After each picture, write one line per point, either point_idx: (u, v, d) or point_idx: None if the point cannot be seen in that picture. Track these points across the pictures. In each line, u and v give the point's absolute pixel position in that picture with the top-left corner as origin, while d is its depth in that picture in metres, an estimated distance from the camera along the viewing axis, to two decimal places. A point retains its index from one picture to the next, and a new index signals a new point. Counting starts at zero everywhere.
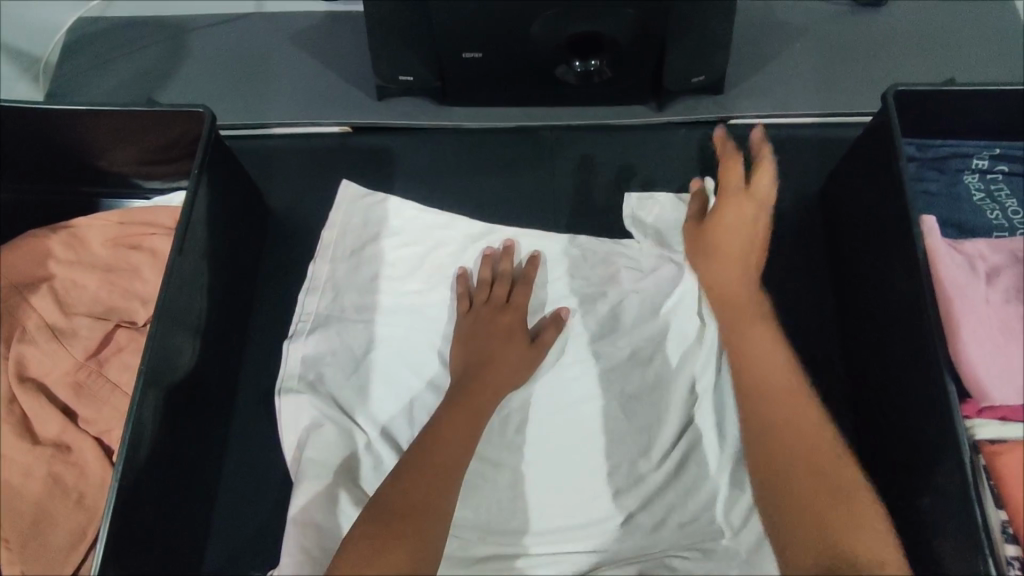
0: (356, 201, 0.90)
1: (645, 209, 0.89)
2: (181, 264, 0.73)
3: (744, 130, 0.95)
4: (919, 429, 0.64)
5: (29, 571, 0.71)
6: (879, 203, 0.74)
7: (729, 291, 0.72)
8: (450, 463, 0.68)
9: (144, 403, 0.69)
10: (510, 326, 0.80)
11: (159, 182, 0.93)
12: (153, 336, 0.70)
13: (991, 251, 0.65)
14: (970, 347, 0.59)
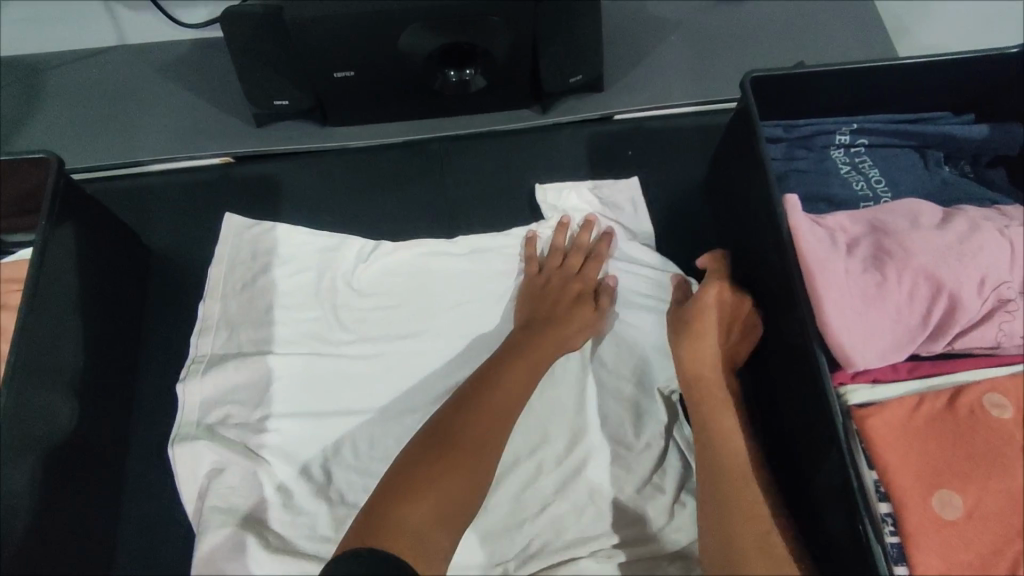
0: (242, 232, 0.87)
1: (564, 198, 0.89)
2: (36, 321, 0.69)
3: (630, 124, 0.97)
4: (804, 402, 0.66)
5: None
6: (751, 186, 0.76)
7: (705, 371, 0.74)
8: (500, 424, 0.67)
9: (12, 471, 0.65)
10: (588, 293, 0.81)
11: (25, 235, 0.87)
12: (6, 401, 0.65)
13: (850, 222, 0.68)
14: (833, 316, 0.62)
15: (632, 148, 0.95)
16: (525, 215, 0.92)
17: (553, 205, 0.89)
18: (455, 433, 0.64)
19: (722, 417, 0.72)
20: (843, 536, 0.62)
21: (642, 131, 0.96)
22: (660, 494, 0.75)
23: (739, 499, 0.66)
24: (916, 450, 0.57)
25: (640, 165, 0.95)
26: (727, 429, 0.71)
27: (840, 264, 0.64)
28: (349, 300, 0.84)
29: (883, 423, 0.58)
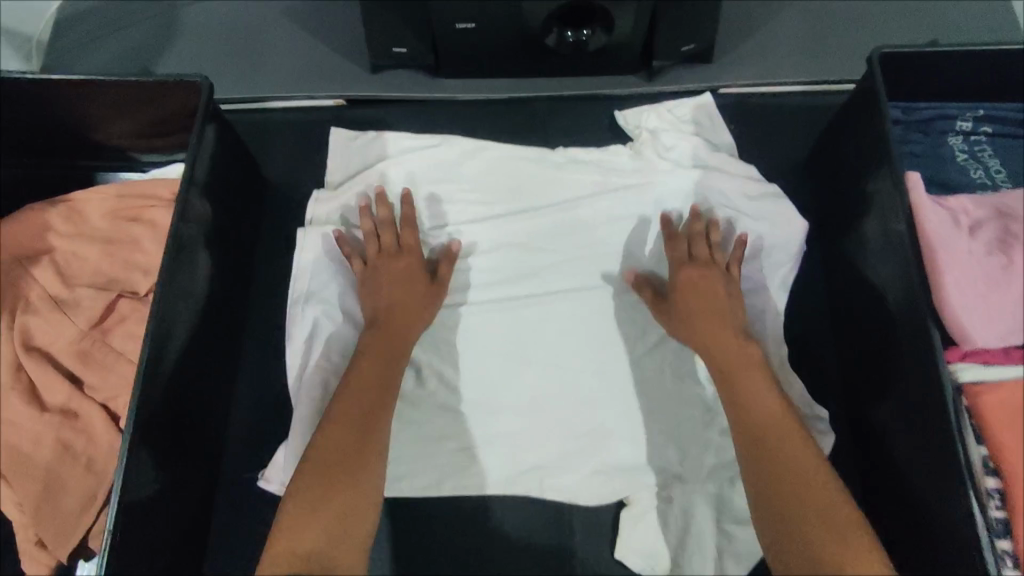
0: (348, 145, 0.93)
1: (642, 118, 0.93)
2: (182, 230, 0.74)
3: (734, 98, 0.97)
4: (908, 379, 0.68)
5: (42, 532, 0.71)
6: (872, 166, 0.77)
7: (708, 336, 0.76)
8: (377, 404, 0.73)
9: (155, 366, 0.71)
10: (400, 274, 0.81)
11: (157, 155, 0.93)
12: (156, 301, 0.70)
13: (973, 205, 0.66)
14: (954, 295, 0.61)
15: (734, 122, 0.96)
16: None
17: (635, 125, 0.93)
18: (325, 435, 0.69)
19: (740, 388, 0.73)
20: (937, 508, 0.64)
21: (745, 106, 0.97)
22: None
23: (785, 459, 0.66)
24: None
25: (740, 139, 0.95)
26: (749, 398, 0.72)
27: (961, 245, 0.63)
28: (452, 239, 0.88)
29: (995, 400, 0.58)
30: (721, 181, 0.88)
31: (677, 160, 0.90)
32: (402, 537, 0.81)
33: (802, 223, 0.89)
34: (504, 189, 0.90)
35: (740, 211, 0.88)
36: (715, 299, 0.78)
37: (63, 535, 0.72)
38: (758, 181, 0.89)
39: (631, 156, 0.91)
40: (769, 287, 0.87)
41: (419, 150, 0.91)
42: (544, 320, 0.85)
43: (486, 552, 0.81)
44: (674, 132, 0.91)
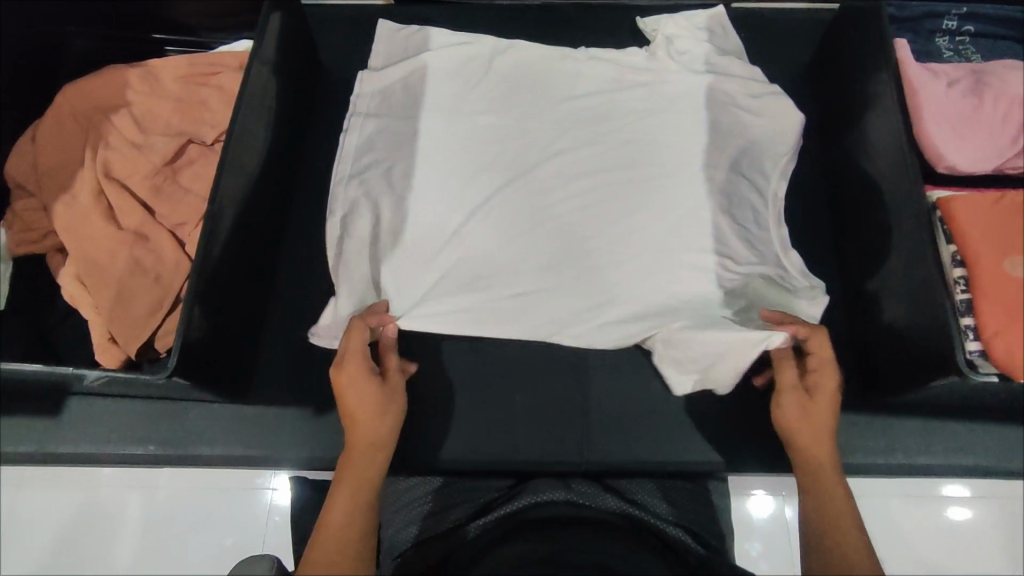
0: (392, 35, 0.98)
1: (661, 24, 0.98)
2: (261, 60, 0.84)
3: (746, 11, 1.06)
4: (881, 218, 0.79)
5: (115, 330, 0.80)
6: (877, 47, 0.84)
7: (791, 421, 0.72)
8: (365, 502, 0.65)
9: (236, 168, 0.79)
10: (349, 398, 0.69)
11: (223, 36, 1.04)
12: (240, 108, 0.79)
13: (953, 68, 0.76)
14: (930, 127, 0.72)
15: (745, 29, 1.05)
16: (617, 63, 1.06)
17: (652, 30, 0.99)
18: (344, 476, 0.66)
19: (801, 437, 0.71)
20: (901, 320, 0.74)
21: (754, 17, 1.06)
22: (771, 295, 0.85)
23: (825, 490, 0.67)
24: (1002, 221, 0.63)
25: (749, 45, 1.05)
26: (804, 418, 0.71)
27: (941, 90, 0.73)
28: (486, 111, 0.92)
29: (966, 206, 0.65)
30: (726, 80, 0.93)
31: (689, 64, 0.94)
32: (431, 367, 0.88)
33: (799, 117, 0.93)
34: (537, 77, 0.95)
35: (740, 110, 0.92)
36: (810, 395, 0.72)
37: (132, 334, 0.80)
38: (761, 83, 0.94)
39: (646, 58, 0.95)
40: (767, 171, 0.91)
41: (460, 40, 0.96)
42: (566, 194, 0.88)
43: (512, 384, 0.87)
44: (692, 39, 0.95)
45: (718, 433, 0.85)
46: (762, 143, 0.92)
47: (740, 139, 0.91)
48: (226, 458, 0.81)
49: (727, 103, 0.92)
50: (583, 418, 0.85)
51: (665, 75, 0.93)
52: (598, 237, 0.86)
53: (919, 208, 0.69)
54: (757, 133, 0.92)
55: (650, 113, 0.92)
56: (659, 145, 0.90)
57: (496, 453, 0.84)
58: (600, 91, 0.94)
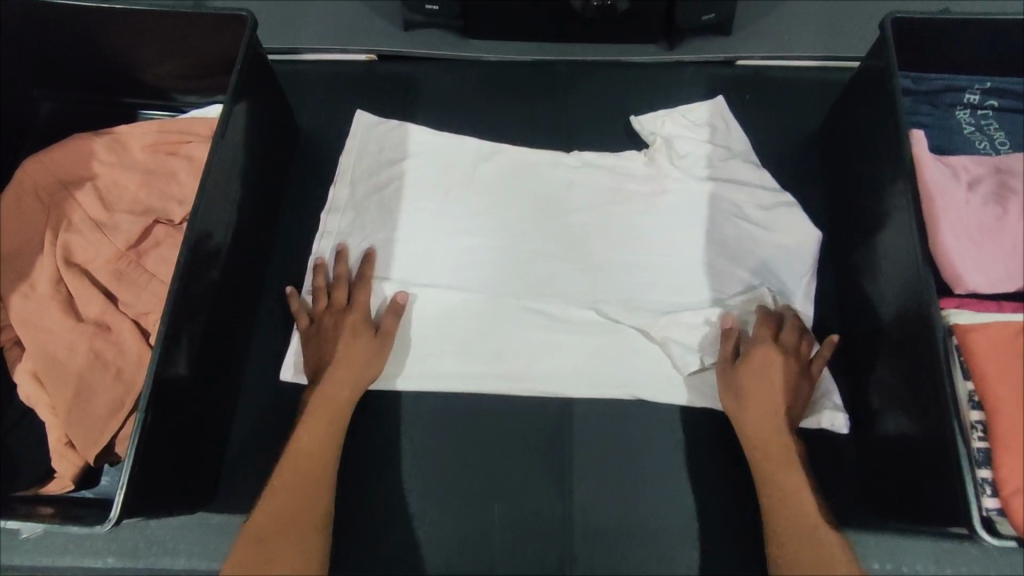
0: (371, 129, 0.95)
1: (659, 124, 0.93)
2: (221, 150, 0.79)
3: (750, 71, 1.00)
4: (898, 330, 0.73)
5: (72, 433, 0.76)
6: (890, 141, 0.77)
7: (751, 394, 0.75)
8: (316, 472, 0.74)
9: (194, 272, 0.76)
10: (341, 342, 0.79)
11: (195, 97, 0.98)
12: (195, 211, 0.75)
13: (974, 163, 0.70)
14: (947, 245, 0.65)
15: (749, 92, 0.99)
16: (617, 126, 0.98)
17: (650, 132, 0.94)
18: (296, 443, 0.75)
19: (754, 421, 0.75)
20: (917, 448, 0.68)
21: (759, 78, 1.00)
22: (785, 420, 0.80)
23: (788, 486, 0.73)
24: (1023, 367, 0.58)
25: (755, 109, 0.99)
26: (757, 400, 0.75)
27: (960, 196, 0.67)
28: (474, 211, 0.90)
29: (984, 339, 0.60)
30: (730, 188, 0.89)
31: (691, 167, 0.91)
32: (407, 468, 0.82)
33: (815, 232, 0.88)
34: (525, 171, 0.93)
35: (751, 225, 0.88)
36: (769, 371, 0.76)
37: (91, 437, 0.76)
38: (773, 192, 0.90)
39: (644, 162, 0.92)
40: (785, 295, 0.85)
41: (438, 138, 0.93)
42: (556, 318, 0.85)
43: (491, 490, 0.81)
44: (690, 138, 0.92)
45: (711, 546, 0.79)
46: (777, 262, 0.87)
47: (747, 259, 0.87)
48: (185, 570, 0.79)
49: (737, 211, 0.89)
50: (565, 525, 0.80)
51: (649, 170, 0.92)
52: (587, 351, 0.84)
53: (925, 334, 0.65)
54: (771, 249, 0.87)
55: (642, 211, 0.90)
56: (654, 264, 0.88)
57: (475, 563, 0.79)
58: (587, 198, 0.91)
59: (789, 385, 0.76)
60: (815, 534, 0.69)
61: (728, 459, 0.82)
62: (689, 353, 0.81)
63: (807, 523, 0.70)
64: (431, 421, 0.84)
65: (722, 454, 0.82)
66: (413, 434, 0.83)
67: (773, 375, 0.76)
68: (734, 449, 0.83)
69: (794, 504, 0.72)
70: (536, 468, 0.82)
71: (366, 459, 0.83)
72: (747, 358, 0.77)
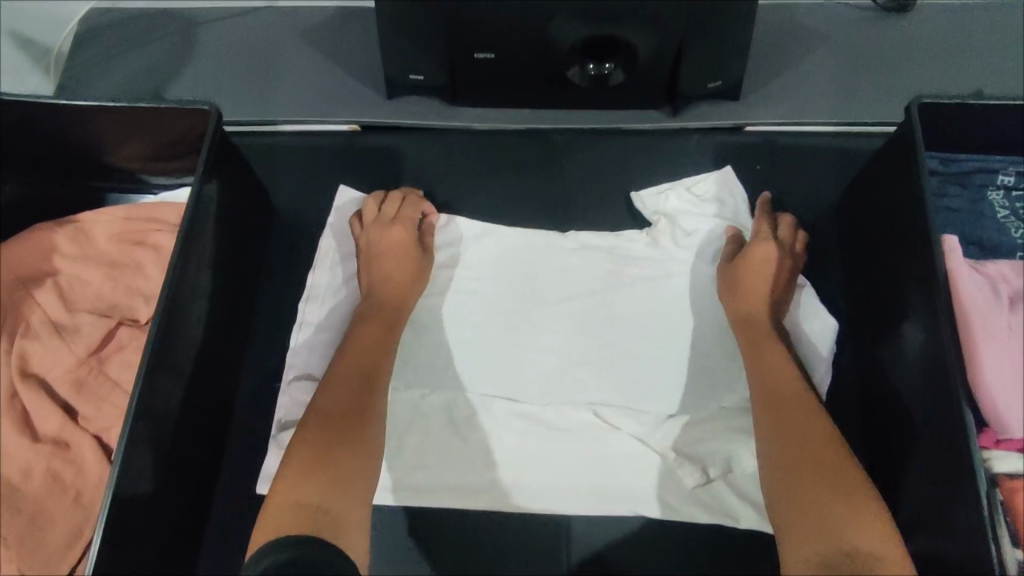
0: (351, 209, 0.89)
1: (661, 202, 0.87)
2: (186, 253, 0.73)
3: (761, 137, 0.93)
4: (919, 472, 0.67)
5: (26, 567, 0.70)
6: (915, 236, 0.70)
7: (744, 279, 0.79)
8: (364, 399, 0.72)
9: (156, 391, 0.69)
10: (392, 242, 0.82)
11: (166, 178, 0.92)
12: (156, 326, 0.69)
13: (1013, 272, 0.66)
14: (990, 383, 0.62)
15: (761, 161, 0.92)
16: (618, 199, 0.91)
17: (653, 209, 0.88)
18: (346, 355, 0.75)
19: (744, 300, 0.78)
20: None
21: (771, 145, 0.93)
22: None
23: (775, 369, 0.73)
24: None
25: (767, 179, 0.91)
26: (750, 287, 0.79)
27: (1001, 318, 0.64)
28: (464, 306, 0.84)
29: None
30: None
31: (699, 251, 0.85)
32: None
33: (831, 319, 0.82)
34: (520, 256, 0.86)
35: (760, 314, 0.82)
36: (761, 263, 0.79)
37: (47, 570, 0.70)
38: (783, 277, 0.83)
39: (649, 244, 0.86)
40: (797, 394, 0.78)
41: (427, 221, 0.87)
42: (554, 422, 0.79)
43: None
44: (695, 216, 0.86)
45: None
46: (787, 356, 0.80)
47: None
48: None
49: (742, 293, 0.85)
50: None
51: (650, 250, 0.86)
52: (589, 462, 0.78)
53: (958, 465, 0.61)
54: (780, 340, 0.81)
55: (645, 299, 0.83)
56: (656, 359, 0.81)
57: None
58: (585, 285, 0.84)
59: (781, 278, 0.80)
60: (799, 416, 0.69)
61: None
62: (693, 465, 0.76)
63: (789, 401, 0.71)
64: (416, 539, 0.77)
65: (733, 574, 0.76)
66: (397, 555, 0.77)
67: (767, 263, 0.79)
68: (748, 567, 0.76)
69: (798, 401, 0.70)
70: None
71: None
72: (745, 254, 0.80)
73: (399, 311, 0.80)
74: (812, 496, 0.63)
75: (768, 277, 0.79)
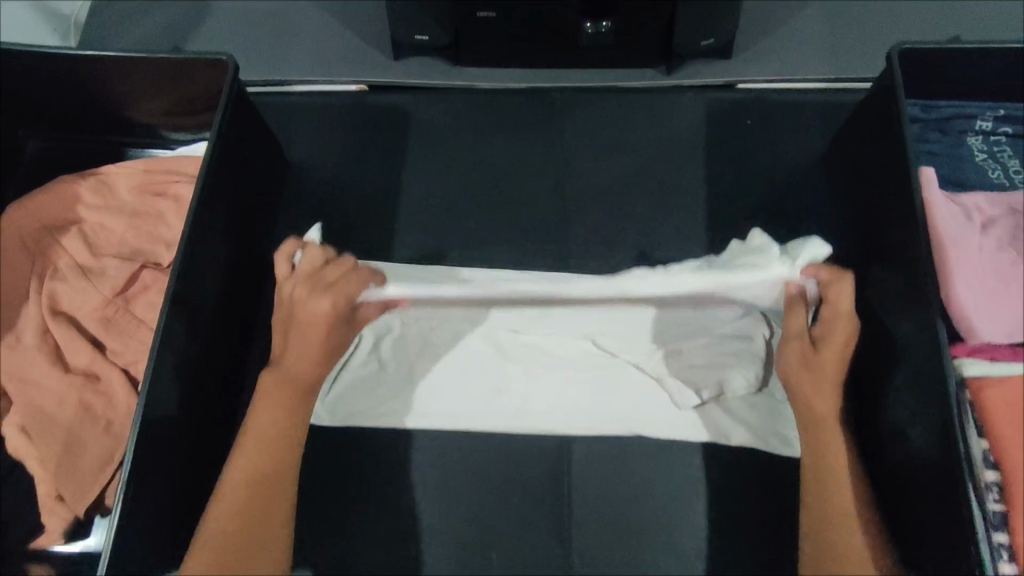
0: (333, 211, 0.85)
1: None
2: (207, 192, 0.76)
3: (752, 93, 0.97)
4: (900, 384, 0.72)
5: (61, 488, 0.74)
6: (897, 174, 0.75)
7: (802, 361, 0.73)
8: (275, 479, 0.71)
9: (180, 322, 0.73)
10: (311, 329, 0.73)
11: (184, 134, 0.97)
12: (181, 259, 0.73)
13: (987, 203, 0.71)
14: (962, 291, 0.66)
15: (752, 117, 0.96)
16: (616, 154, 0.96)
17: None
18: (254, 461, 0.70)
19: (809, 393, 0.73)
20: (920, 502, 0.68)
21: (762, 101, 0.97)
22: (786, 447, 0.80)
23: (821, 421, 0.72)
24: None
25: (757, 133, 0.96)
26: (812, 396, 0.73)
27: (975, 242, 0.68)
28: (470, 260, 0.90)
29: (998, 394, 0.63)
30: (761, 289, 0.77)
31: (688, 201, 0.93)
32: (403, 515, 0.80)
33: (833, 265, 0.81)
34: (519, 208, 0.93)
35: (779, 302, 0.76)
36: (834, 335, 0.72)
37: (81, 493, 0.74)
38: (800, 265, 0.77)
39: None
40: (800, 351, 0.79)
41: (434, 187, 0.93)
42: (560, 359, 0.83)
43: (492, 538, 0.79)
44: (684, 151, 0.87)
45: None
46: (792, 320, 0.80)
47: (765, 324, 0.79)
48: None
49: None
50: (566, 573, 0.78)
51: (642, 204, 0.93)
52: (589, 394, 0.83)
53: (933, 370, 0.65)
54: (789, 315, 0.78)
55: None
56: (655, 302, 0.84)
57: None
58: None
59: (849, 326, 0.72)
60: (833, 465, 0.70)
61: (733, 503, 0.80)
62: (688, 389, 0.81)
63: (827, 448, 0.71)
64: (427, 468, 0.82)
65: (725, 496, 0.80)
66: (409, 482, 0.81)
67: (835, 353, 0.72)
68: (741, 492, 0.80)
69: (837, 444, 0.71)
70: (535, 514, 0.80)
71: (361, 507, 0.80)
72: (823, 336, 0.72)
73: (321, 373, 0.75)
74: (838, 540, 0.66)
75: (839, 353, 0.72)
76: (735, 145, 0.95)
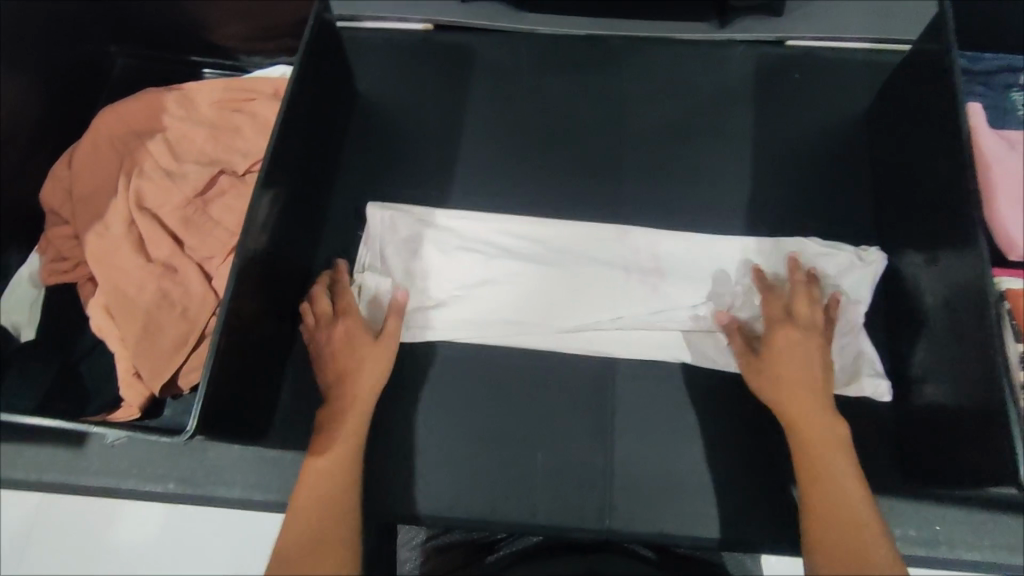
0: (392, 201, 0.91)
1: None
2: (295, 96, 0.82)
3: (800, 51, 1.01)
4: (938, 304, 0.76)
5: (139, 365, 0.80)
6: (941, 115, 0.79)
7: (769, 383, 0.75)
8: (348, 473, 0.73)
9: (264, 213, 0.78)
10: (342, 339, 0.79)
11: (259, 59, 1.02)
12: (270, 152, 0.78)
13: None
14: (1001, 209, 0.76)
15: (798, 72, 1.00)
16: (666, 100, 1.00)
17: None
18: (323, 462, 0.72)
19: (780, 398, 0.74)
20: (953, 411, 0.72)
21: (809, 58, 1.01)
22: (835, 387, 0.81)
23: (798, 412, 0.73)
24: None
25: (803, 87, 1.00)
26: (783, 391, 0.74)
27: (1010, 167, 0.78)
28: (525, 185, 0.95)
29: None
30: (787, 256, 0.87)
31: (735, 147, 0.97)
32: (451, 416, 0.86)
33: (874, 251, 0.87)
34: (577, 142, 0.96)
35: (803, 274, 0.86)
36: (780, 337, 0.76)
37: (157, 371, 0.80)
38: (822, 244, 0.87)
39: None
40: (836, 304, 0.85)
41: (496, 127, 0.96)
42: (605, 282, 0.88)
43: (534, 441, 0.84)
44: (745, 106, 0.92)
45: (744, 505, 0.81)
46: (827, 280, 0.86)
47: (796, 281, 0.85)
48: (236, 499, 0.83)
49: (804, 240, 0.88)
50: (603, 476, 0.83)
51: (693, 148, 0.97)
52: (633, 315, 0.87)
53: (977, 283, 0.69)
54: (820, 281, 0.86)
55: None
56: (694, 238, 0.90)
57: (516, 509, 0.82)
58: None
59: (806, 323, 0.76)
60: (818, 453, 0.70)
61: (764, 425, 0.84)
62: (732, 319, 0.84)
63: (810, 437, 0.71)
64: (476, 374, 0.87)
65: (756, 419, 0.84)
66: (459, 386, 0.87)
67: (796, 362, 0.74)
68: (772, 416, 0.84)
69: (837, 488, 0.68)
70: (576, 423, 0.85)
71: (413, 405, 0.86)
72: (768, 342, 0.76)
73: (372, 372, 0.77)
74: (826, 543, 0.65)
75: (791, 344, 0.75)
76: (781, 98, 0.99)
